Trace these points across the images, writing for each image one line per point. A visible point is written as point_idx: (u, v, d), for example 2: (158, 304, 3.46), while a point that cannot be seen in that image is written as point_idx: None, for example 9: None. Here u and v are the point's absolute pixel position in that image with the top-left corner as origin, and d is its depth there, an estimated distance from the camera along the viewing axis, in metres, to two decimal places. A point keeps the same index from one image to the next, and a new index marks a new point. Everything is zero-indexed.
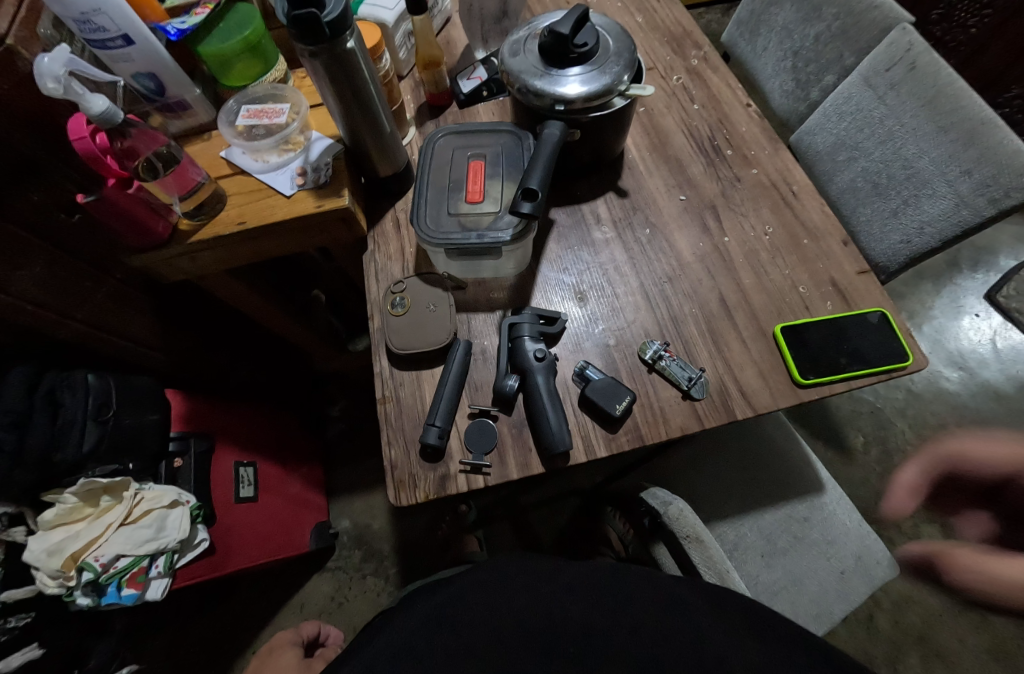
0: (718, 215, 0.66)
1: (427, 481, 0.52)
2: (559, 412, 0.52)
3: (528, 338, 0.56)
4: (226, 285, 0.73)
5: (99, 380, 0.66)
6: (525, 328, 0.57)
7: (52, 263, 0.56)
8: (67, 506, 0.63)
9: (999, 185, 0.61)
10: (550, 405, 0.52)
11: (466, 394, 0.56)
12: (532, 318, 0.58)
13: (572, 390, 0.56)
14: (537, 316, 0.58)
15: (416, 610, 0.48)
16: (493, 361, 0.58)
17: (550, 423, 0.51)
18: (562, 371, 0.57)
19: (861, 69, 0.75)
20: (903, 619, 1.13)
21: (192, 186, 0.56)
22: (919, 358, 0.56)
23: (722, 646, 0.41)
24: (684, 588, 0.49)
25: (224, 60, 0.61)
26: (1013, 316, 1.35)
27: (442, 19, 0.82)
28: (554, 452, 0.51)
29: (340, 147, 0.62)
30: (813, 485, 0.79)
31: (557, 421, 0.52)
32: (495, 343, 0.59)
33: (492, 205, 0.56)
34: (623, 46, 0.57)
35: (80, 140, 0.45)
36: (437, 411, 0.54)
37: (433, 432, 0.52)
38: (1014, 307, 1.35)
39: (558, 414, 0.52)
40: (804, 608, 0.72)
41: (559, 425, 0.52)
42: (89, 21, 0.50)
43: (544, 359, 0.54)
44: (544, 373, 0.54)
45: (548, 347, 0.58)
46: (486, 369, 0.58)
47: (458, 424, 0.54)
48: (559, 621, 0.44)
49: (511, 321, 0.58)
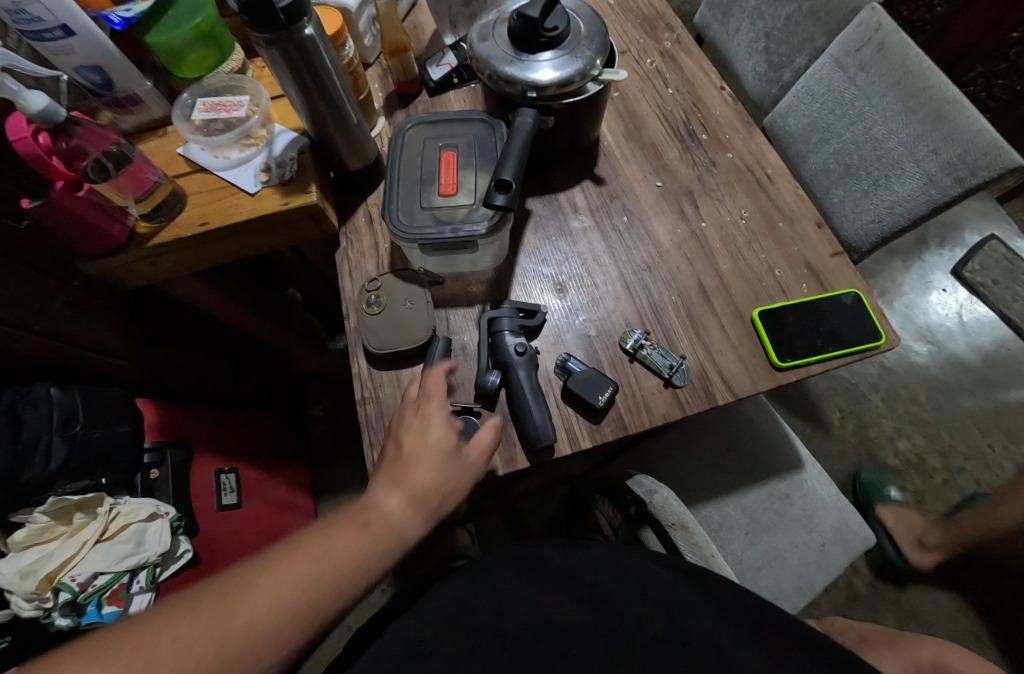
0: (695, 201, 0.66)
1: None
2: (542, 407, 0.52)
3: (508, 333, 0.55)
4: (193, 289, 0.70)
5: (63, 394, 0.63)
6: (506, 321, 0.56)
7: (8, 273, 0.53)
8: (38, 526, 0.60)
9: (965, 165, 0.62)
10: (535, 400, 0.52)
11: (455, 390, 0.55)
12: (512, 312, 0.57)
13: (556, 383, 0.55)
14: (517, 310, 0.57)
15: (409, 611, 0.47)
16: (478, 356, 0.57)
17: (536, 419, 0.51)
18: (544, 363, 0.56)
19: (831, 50, 0.75)
20: (880, 583, 1.19)
21: (148, 187, 0.53)
22: (891, 337, 0.57)
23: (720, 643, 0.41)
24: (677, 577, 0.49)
25: (177, 50, 0.57)
26: (977, 291, 1.39)
27: (408, 3, 0.79)
28: (539, 447, 0.50)
29: (305, 141, 0.60)
30: (793, 461, 0.81)
31: (542, 415, 0.51)
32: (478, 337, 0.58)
33: (466, 197, 0.55)
34: (595, 29, 0.55)
35: (21, 140, 0.42)
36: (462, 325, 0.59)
37: (465, 345, 0.58)
38: (978, 282, 1.39)
39: (542, 411, 0.51)
40: (788, 581, 0.75)
41: (544, 420, 0.51)
42: (21, 10, 0.46)
43: (526, 352, 0.54)
44: (526, 368, 0.53)
45: (529, 340, 0.57)
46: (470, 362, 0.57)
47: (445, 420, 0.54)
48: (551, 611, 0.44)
49: (492, 314, 0.56)
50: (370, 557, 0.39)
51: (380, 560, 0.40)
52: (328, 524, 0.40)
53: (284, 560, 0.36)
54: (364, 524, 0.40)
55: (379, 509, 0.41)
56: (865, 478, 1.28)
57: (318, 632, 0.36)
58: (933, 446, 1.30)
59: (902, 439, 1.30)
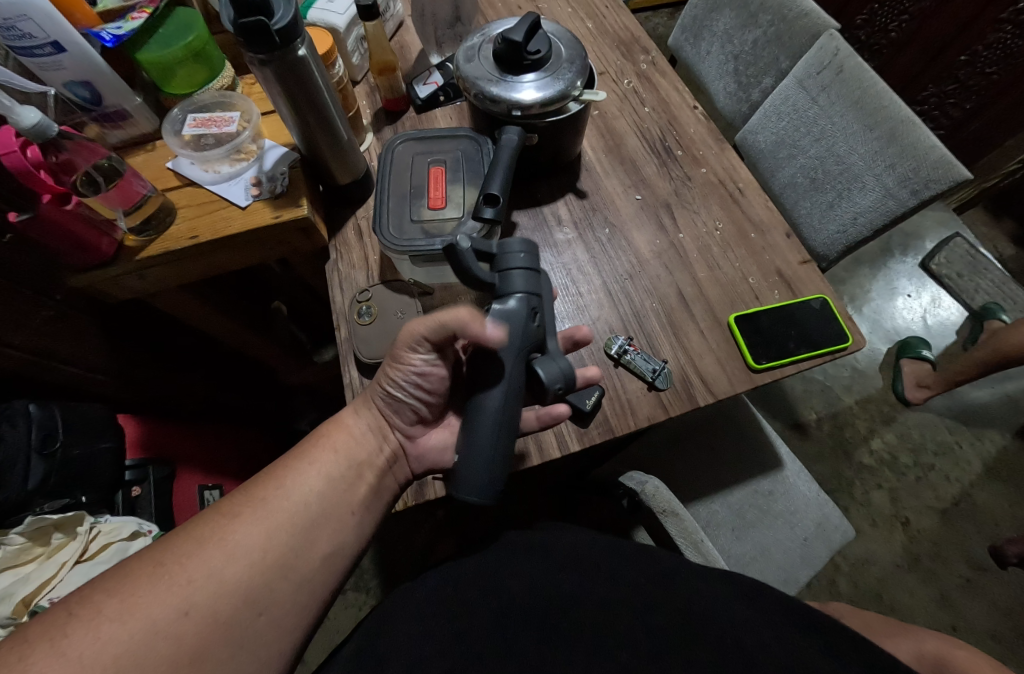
0: (672, 213, 0.69)
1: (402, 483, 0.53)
2: (508, 447, 0.44)
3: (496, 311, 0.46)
4: (179, 301, 0.70)
5: (42, 409, 0.61)
6: (509, 322, 0.45)
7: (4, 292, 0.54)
8: (13, 548, 0.57)
9: (919, 179, 0.67)
10: (492, 433, 0.43)
11: (422, 425, 0.55)
12: (532, 311, 0.46)
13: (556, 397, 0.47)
14: (534, 311, 0.46)
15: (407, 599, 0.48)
16: (439, 381, 0.54)
17: (487, 470, 0.43)
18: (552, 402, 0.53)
19: (795, 73, 0.80)
20: (861, 579, 1.22)
21: (138, 200, 0.54)
22: (857, 339, 0.61)
23: (730, 637, 0.41)
24: (680, 571, 0.50)
25: (167, 67, 0.58)
26: (944, 282, 1.47)
27: (395, 24, 0.82)
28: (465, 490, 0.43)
29: (295, 155, 0.61)
30: (774, 461, 0.84)
31: (498, 461, 0.43)
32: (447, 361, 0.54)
33: (455, 210, 0.57)
34: (575, 53, 0.58)
35: (10, 154, 0.42)
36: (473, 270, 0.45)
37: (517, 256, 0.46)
38: (945, 273, 1.47)
39: (482, 464, 0.43)
40: (773, 574, 0.78)
41: (500, 471, 0.44)
42: (13, 27, 0.47)
43: (520, 360, 0.45)
44: (516, 397, 0.45)
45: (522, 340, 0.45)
46: (423, 328, 0.47)
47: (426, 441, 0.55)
48: (559, 599, 0.44)
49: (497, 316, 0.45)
50: (335, 478, 0.45)
51: (345, 484, 0.45)
52: (295, 452, 0.46)
53: (254, 493, 0.42)
54: (325, 457, 0.46)
55: (349, 420, 0.50)
56: (843, 477, 1.32)
57: (300, 546, 0.40)
58: (905, 444, 1.35)
59: (876, 438, 1.36)
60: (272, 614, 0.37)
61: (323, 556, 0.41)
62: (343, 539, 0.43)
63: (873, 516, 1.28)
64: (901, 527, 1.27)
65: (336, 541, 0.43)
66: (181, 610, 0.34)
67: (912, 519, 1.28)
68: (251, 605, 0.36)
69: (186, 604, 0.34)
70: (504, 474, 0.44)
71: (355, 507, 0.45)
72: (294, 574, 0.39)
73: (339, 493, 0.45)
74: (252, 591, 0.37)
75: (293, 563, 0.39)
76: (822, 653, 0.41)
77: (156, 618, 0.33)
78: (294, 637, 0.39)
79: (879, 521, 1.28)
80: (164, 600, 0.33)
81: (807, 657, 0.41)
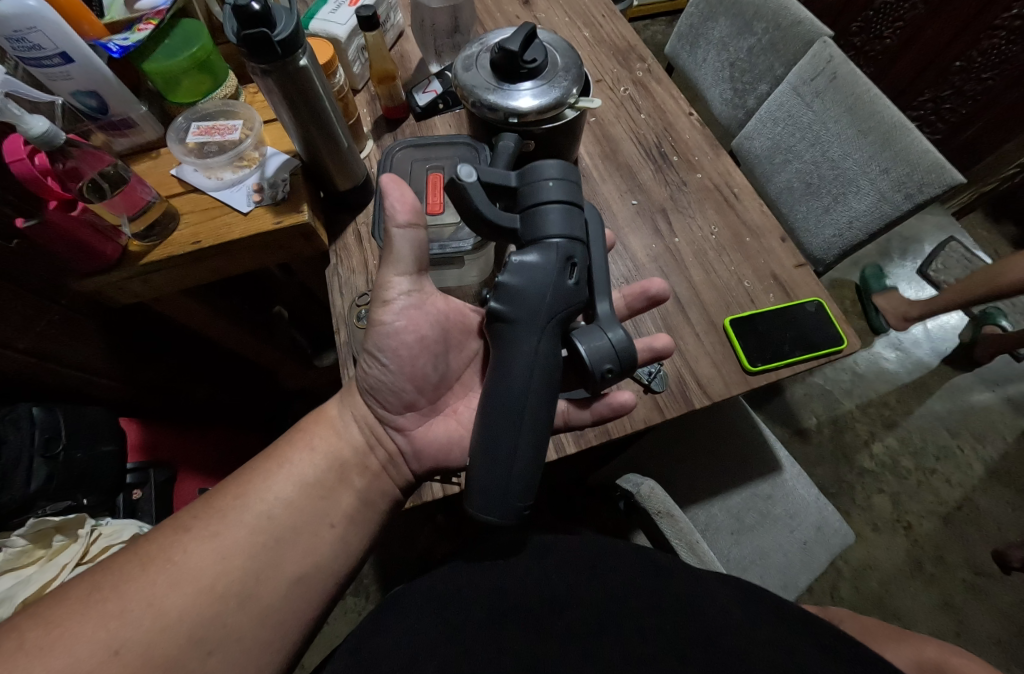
0: (668, 218, 0.70)
1: (394, 482, 0.53)
2: (535, 447, 0.40)
3: (518, 267, 0.41)
4: (181, 305, 0.71)
5: (46, 412, 0.62)
6: (534, 277, 0.41)
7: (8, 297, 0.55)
8: (16, 550, 0.57)
9: (913, 182, 0.68)
10: (510, 431, 0.39)
11: (416, 415, 0.55)
12: (563, 261, 0.41)
13: (605, 377, 0.42)
14: (567, 261, 0.41)
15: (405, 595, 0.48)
16: (422, 348, 0.53)
17: (509, 481, 0.39)
18: (614, 394, 0.53)
19: (789, 79, 0.81)
20: (863, 584, 1.22)
21: (142, 206, 0.54)
22: (851, 341, 0.61)
23: (721, 638, 0.42)
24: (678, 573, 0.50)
25: (171, 77, 0.60)
26: (942, 288, 1.47)
27: (396, 33, 0.84)
28: (484, 499, 0.38)
29: (297, 162, 0.62)
30: (773, 463, 0.84)
31: (521, 455, 0.39)
32: (430, 323, 0.53)
33: (452, 216, 0.59)
34: (571, 62, 0.60)
35: (17, 160, 0.43)
36: (487, 208, 0.42)
37: (550, 188, 0.42)
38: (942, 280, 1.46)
39: (499, 467, 0.39)
40: (772, 578, 0.78)
41: (525, 478, 0.39)
42: (23, 39, 0.48)
43: (547, 329, 0.41)
44: (544, 374, 0.41)
45: (552, 305, 0.41)
46: (398, 269, 0.49)
47: (422, 434, 0.55)
48: (554, 602, 0.44)
49: (516, 266, 0.41)
50: (307, 488, 0.47)
51: (315, 504, 0.47)
52: (259, 470, 0.47)
53: (211, 522, 0.43)
54: (287, 481, 0.47)
55: (333, 413, 0.54)
56: (844, 481, 1.32)
57: (263, 575, 0.42)
58: (906, 448, 1.35)
59: (877, 442, 1.36)
60: (223, 654, 0.38)
61: (287, 580, 0.43)
62: (312, 562, 0.45)
63: (875, 521, 1.28)
64: (903, 531, 1.26)
65: (305, 565, 0.44)
66: (110, 651, 0.34)
67: (914, 523, 1.27)
68: (198, 646, 0.38)
69: (117, 642, 0.35)
70: (532, 486, 0.40)
71: (323, 529, 0.46)
72: (252, 606, 0.41)
73: (303, 516, 0.46)
74: (195, 630, 0.38)
75: (250, 594, 0.41)
76: (819, 654, 0.41)
77: (82, 659, 0.33)
78: (258, 658, 0.40)
79: (881, 525, 1.27)
80: (94, 638, 0.34)
81: (804, 659, 0.41)
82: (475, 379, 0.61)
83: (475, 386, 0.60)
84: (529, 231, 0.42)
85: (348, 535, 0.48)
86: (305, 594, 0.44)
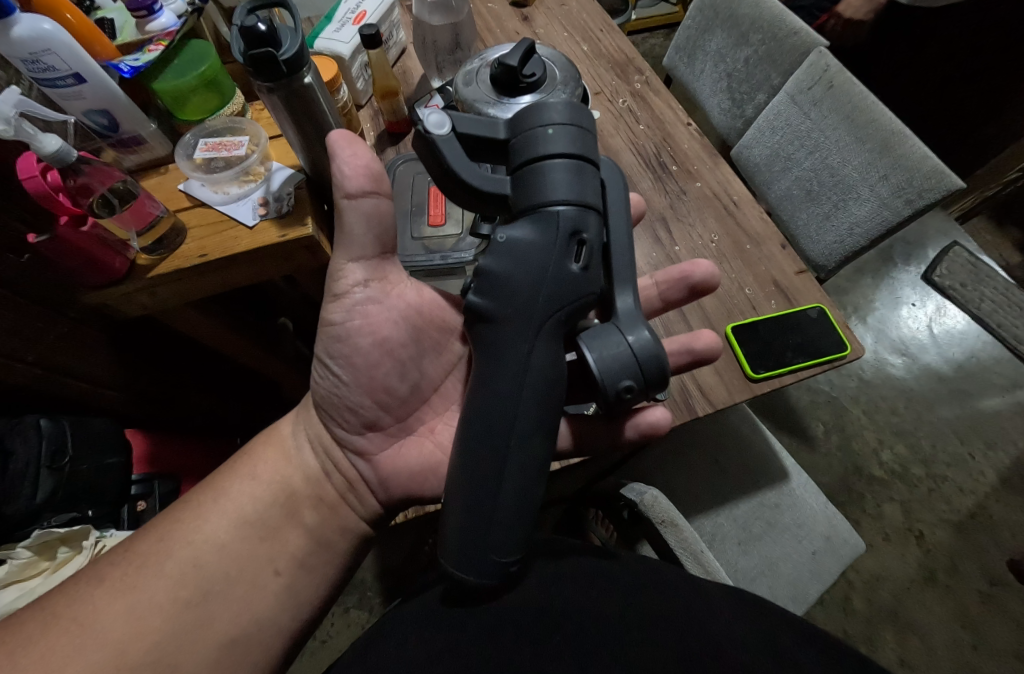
0: (667, 227, 0.70)
1: (355, 514, 0.55)
2: (523, 474, 0.39)
3: (507, 242, 0.41)
4: (187, 319, 0.72)
5: (53, 424, 0.62)
6: (527, 257, 0.40)
7: (21, 310, 0.56)
8: (20, 562, 0.58)
9: (913, 188, 0.68)
10: (490, 452, 0.39)
11: (380, 437, 0.55)
12: (561, 229, 0.40)
13: (622, 396, 0.41)
14: (573, 237, 0.40)
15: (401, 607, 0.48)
16: (380, 352, 0.51)
17: (490, 521, 0.38)
18: (648, 416, 0.52)
19: (787, 88, 0.82)
20: (875, 596, 1.19)
21: (150, 220, 0.55)
22: (856, 348, 0.61)
23: (724, 654, 0.41)
24: (680, 582, 0.50)
25: (180, 95, 0.62)
26: (947, 293, 1.46)
27: (398, 50, 0.86)
28: (472, 550, 0.38)
29: (302, 176, 0.63)
30: (779, 472, 0.83)
31: (509, 472, 0.39)
32: (389, 322, 0.51)
33: (453, 227, 0.63)
34: (569, 75, 0.61)
35: (31, 178, 0.45)
36: (466, 168, 0.42)
37: (550, 136, 0.40)
38: (947, 285, 1.46)
39: (484, 494, 0.38)
40: (782, 590, 0.75)
41: (517, 493, 0.39)
42: (38, 60, 0.50)
43: (542, 333, 0.40)
44: (538, 379, 0.40)
45: (545, 288, 0.40)
46: (351, 253, 0.48)
47: (388, 460, 0.54)
48: (549, 617, 0.44)
49: (503, 244, 0.41)
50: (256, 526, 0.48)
51: (254, 547, 0.47)
52: (202, 509, 0.48)
53: (127, 573, 0.42)
54: (220, 525, 0.47)
55: (285, 431, 0.56)
56: (853, 490, 1.30)
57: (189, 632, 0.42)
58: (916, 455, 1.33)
59: (885, 450, 1.34)
60: None
61: (219, 640, 0.43)
62: (248, 620, 0.44)
63: (886, 531, 1.25)
64: (915, 541, 1.24)
65: (239, 624, 0.44)
66: None
67: (926, 532, 1.25)
68: None
69: None
70: (513, 535, 0.38)
71: (266, 580, 0.46)
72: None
73: (241, 565, 0.46)
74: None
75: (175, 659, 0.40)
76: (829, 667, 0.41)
77: None
78: None
79: (892, 535, 1.25)
80: None
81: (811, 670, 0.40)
82: (456, 389, 0.59)
83: (456, 400, 0.59)
84: (531, 196, 0.41)
85: (296, 583, 0.48)
86: (246, 651, 0.44)
